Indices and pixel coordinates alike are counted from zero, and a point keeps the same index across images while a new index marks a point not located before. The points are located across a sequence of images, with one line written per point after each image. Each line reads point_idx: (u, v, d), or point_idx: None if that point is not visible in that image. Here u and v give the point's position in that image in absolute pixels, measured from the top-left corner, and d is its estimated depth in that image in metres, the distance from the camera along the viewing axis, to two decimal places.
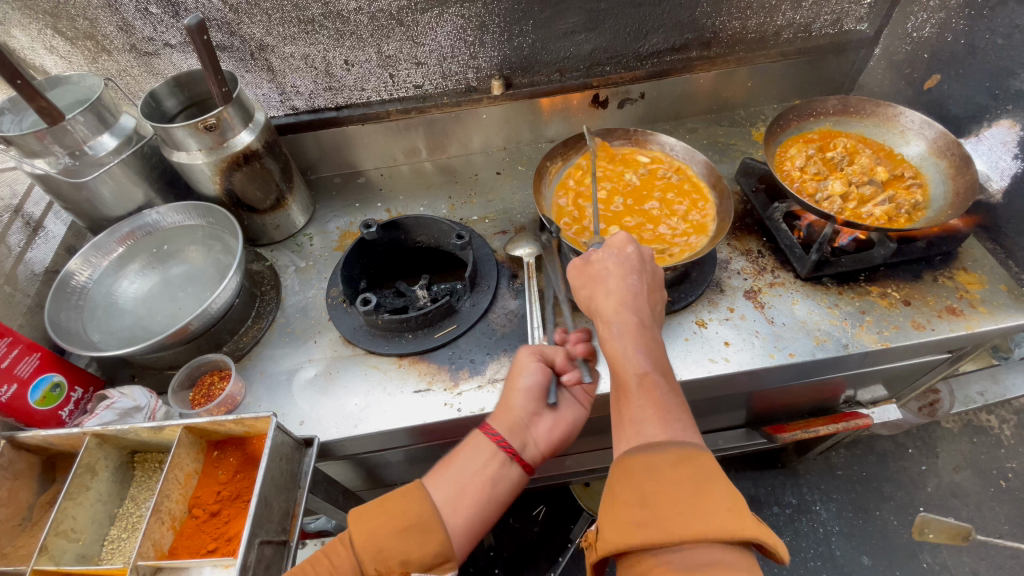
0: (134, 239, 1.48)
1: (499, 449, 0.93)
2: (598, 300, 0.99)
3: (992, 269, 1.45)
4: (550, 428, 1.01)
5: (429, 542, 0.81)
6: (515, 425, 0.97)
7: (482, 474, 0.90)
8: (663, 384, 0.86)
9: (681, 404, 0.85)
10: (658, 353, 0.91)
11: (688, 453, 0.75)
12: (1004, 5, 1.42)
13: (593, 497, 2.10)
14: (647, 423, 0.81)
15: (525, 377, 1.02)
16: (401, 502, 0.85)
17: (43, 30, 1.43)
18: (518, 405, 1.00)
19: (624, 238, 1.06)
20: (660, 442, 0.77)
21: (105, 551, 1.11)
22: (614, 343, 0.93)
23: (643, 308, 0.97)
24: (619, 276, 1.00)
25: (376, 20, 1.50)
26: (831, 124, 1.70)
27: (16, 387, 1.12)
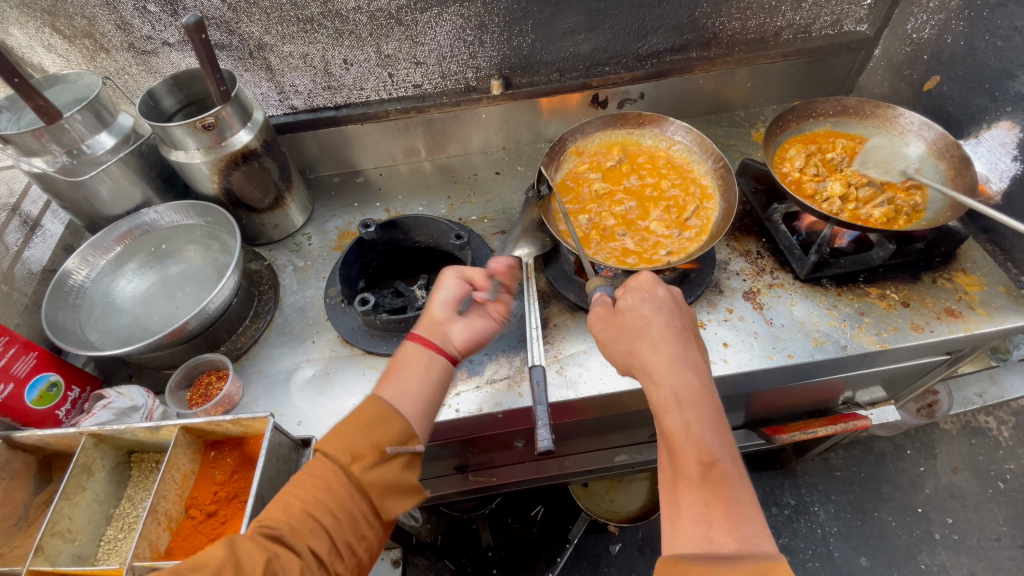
0: (131, 239, 1.47)
1: (424, 347, 1.04)
2: (644, 356, 0.92)
3: (991, 271, 1.45)
4: (466, 329, 1.10)
5: (392, 429, 0.90)
6: (436, 328, 1.08)
7: (421, 371, 1.01)
8: (730, 472, 0.77)
9: (750, 499, 0.75)
10: (721, 427, 0.83)
11: (764, 569, 0.65)
12: (1004, 6, 1.41)
13: (592, 497, 2.08)
14: (711, 523, 0.72)
15: (442, 292, 1.11)
16: (357, 410, 0.92)
17: (41, 28, 1.43)
18: (436, 313, 1.10)
19: (653, 279, 1.03)
20: (731, 553, 0.68)
21: (101, 551, 1.11)
22: (670, 414, 0.84)
23: (698, 369, 0.89)
24: (662, 324, 0.94)
25: (375, 19, 1.50)
26: (830, 125, 1.70)
27: (12, 386, 1.12)
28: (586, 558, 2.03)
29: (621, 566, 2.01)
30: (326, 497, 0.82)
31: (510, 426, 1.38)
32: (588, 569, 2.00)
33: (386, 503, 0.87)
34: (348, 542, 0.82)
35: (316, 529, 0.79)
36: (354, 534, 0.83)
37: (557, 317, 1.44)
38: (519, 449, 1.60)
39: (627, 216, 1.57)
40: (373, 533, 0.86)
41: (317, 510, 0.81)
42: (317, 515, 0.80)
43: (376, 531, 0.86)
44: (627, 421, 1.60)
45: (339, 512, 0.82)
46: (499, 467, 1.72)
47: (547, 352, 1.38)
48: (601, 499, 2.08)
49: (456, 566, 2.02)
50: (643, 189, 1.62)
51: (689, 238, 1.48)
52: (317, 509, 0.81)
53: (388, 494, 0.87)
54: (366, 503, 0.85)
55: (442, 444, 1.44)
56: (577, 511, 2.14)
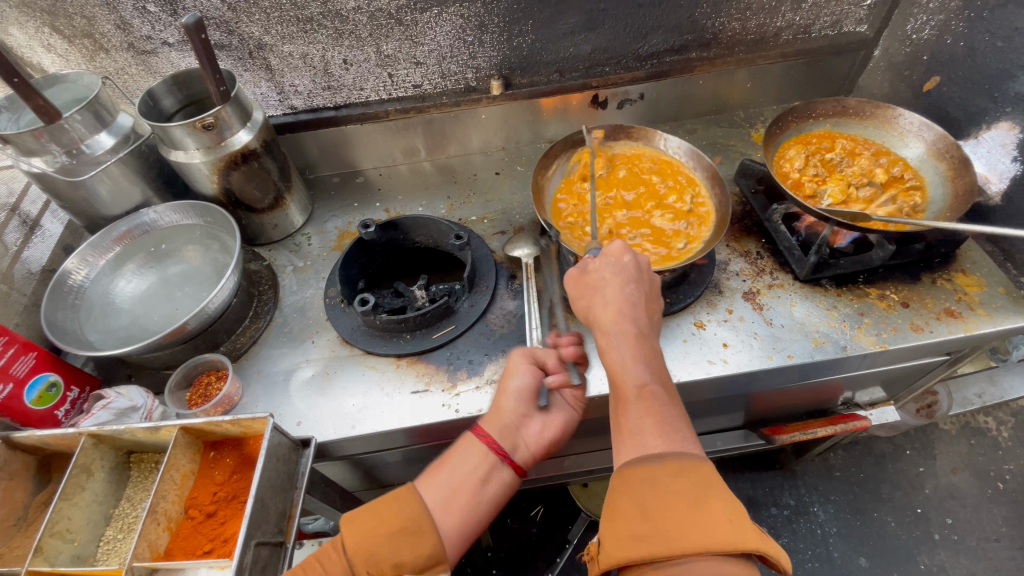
0: (131, 239, 1.47)
1: (488, 450, 0.99)
2: (598, 311, 1.00)
3: (991, 271, 1.45)
4: (540, 429, 1.07)
5: (420, 549, 0.86)
6: (505, 427, 1.03)
7: (469, 476, 0.96)
8: (661, 395, 0.89)
9: (679, 414, 0.88)
10: (655, 362, 0.94)
11: (688, 465, 0.77)
12: (1004, 7, 1.42)
13: (592, 497, 2.11)
14: (646, 432, 0.84)
15: (515, 379, 1.08)
16: (394, 497, 0.91)
17: (40, 28, 1.43)
18: (509, 406, 1.06)
19: (621, 246, 1.06)
20: (659, 453, 0.80)
21: (100, 552, 1.10)
22: (613, 353, 0.95)
23: (640, 317, 0.98)
24: (618, 284, 1.00)
25: (375, 19, 1.49)
26: (830, 125, 1.70)
27: (12, 386, 1.11)
28: (586, 559, 2.02)
29: None
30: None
31: None
32: (588, 569, 2.00)
33: None
34: None
35: None
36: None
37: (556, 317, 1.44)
38: None
39: (629, 216, 1.57)
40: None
41: None
42: None
43: None
44: None
45: None
46: None
47: None
48: (601, 500, 2.10)
49: (455, 566, 2.02)
50: (638, 185, 1.63)
51: (697, 225, 1.51)
52: None
53: None
54: None
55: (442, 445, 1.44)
56: (577, 511, 2.14)
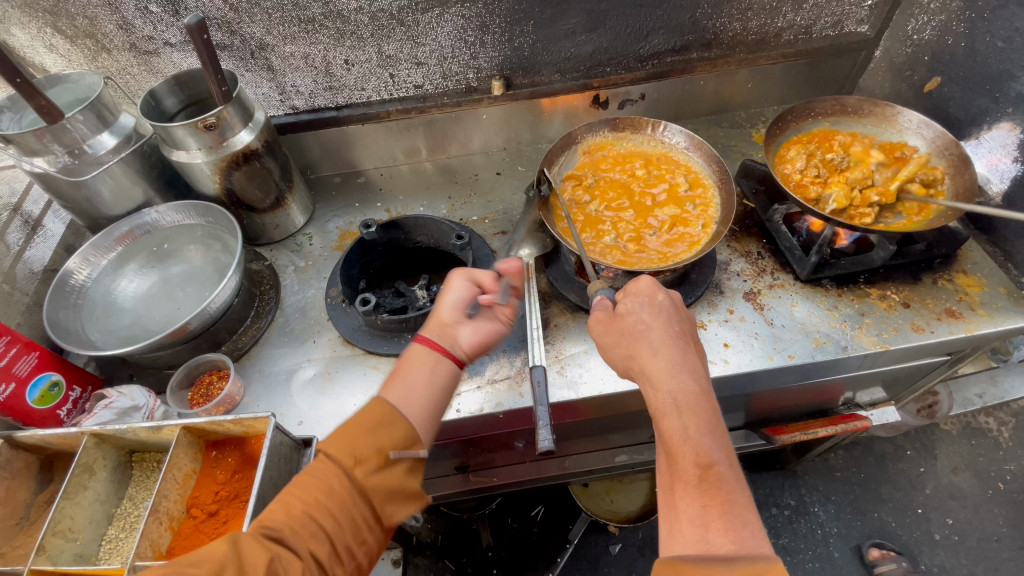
0: (133, 238, 1.47)
1: (431, 351, 1.02)
2: (643, 360, 0.94)
3: (992, 272, 1.45)
4: (475, 333, 1.07)
5: (396, 432, 0.87)
6: (444, 330, 1.05)
7: (426, 377, 0.98)
8: (727, 476, 0.79)
9: (748, 505, 0.77)
10: (719, 432, 0.84)
11: (758, 569, 0.67)
12: (1004, 8, 1.42)
13: (592, 497, 2.09)
14: (708, 527, 0.74)
15: (451, 293, 1.09)
16: (361, 412, 0.88)
17: (43, 28, 1.43)
18: (444, 315, 1.07)
19: (652, 284, 1.04)
20: (725, 554, 0.70)
21: (102, 551, 1.11)
22: (668, 414, 0.87)
23: (697, 373, 0.92)
24: (662, 328, 0.96)
25: (376, 20, 1.50)
26: (829, 124, 1.70)
27: (14, 386, 1.12)
28: (586, 559, 2.03)
29: (621, 566, 2.01)
30: (327, 501, 0.79)
31: (511, 427, 1.38)
32: (589, 569, 2.00)
33: (387, 509, 0.84)
34: (348, 544, 0.79)
35: (318, 533, 0.77)
36: (356, 539, 0.80)
37: (557, 317, 1.44)
38: (520, 449, 1.60)
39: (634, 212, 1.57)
40: (375, 539, 0.83)
41: (320, 514, 0.78)
42: (319, 519, 0.78)
43: (375, 536, 0.83)
44: (627, 422, 1.60)
45: (340, 513, 0.79)
46: (499, 467, 1.73)
47: (548, 352, 1.38)
48: (601, 500, 2.09)
49: (456, 566, 2.02)
50: (630, 179, 1.63)
51: (701, 205, 1.54)
52: (320, 513, 0.78)
53: (389, 499, 0.84)
54: (366, 506, 0.81)
55: (443, 444, 1.45)
56: (577, 511, 2.14)
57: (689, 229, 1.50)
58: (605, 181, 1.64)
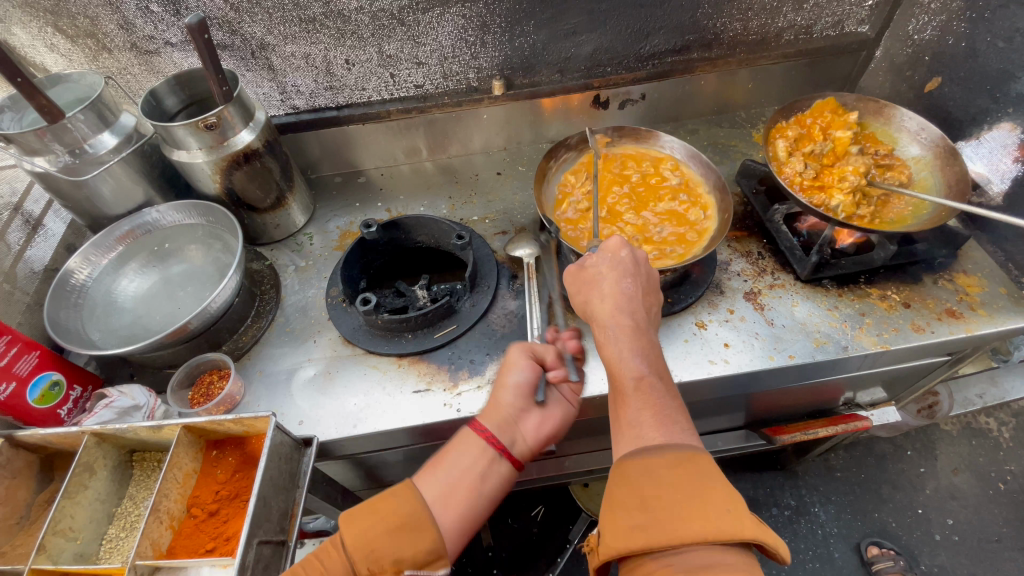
0: (133, 238, 1.47)
1: (487, 445, 0.93)
2: (594, 304, 1.00)
3: (992, 272, 1.45)
4: (539, 424, 1.01)
5: (421, 543, 0.80)
6: (505, 420, 0.97)
7: (472, 473, 0.90)
8: (660, 387, 0.88)
9: (677, 407, 0.87)
10: (654, 355, 0.93)
11: (686, 457, 0.76)
12: (1005, 8, 1.42)
13: (592, 499, 2.10)
14: (644, 425, 0.82)
15: (514, 373, 1.02)
16: (390, 499, 0.84)
17: (43, 28, 1.43)
18: (508, 401, 1.00)
19: (619, 242, 1.06)
20: (657, 445, 0.79)
21: (103, 550, 1.11)
22: (610, 345, 0.95)
23: (638, 311, 0.98)
24: (614, 277, 1.00)
25: (377, 20, 1.50)
26: (816, 107, 1.66)
27: (15, 385, 1.12)
28: (587, 559, 2.02)
29: None
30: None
31: None
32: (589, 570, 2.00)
33: None
34: None
35: None
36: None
37: (558, 317, 1.44)
38: (520, 449, 1.60)
39: (630, 211, 1.58)
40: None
41: None
42: None
43: None
44: None
45: None
46: None
47: None
48: None
49: (456, 566, 2.02)
50: (617, 183, 1.64)
51: (694, 194, 1.59)
52: None
53: None
54: None
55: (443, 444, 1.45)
56: (578, 511, 2.14)
57: (692, 224, 1.52)
58: (597, 183, 1.63)
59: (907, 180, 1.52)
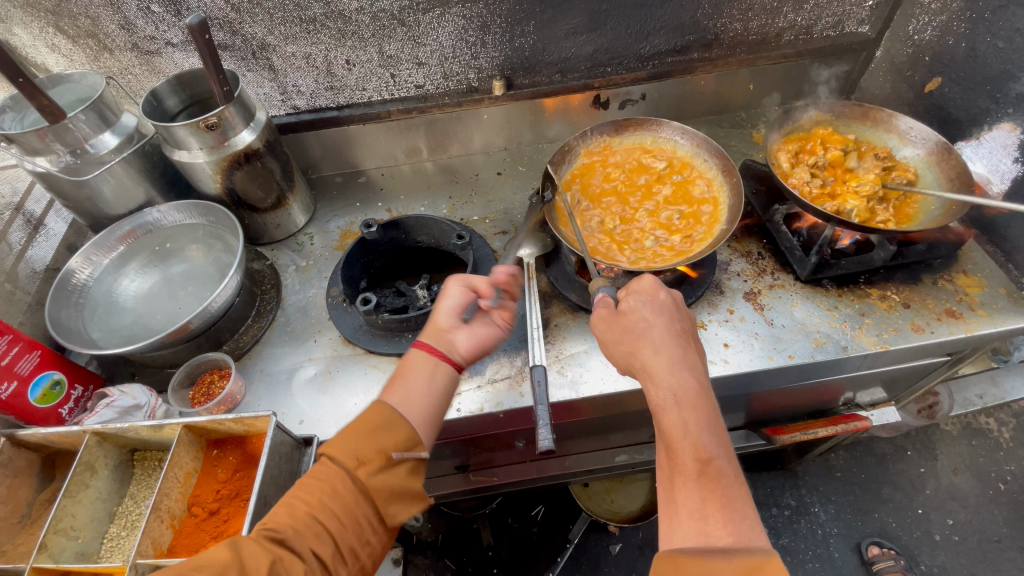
0: (134, 237, 1.48)
1: (429, 355, 1.03)
2: (644, 356, 0.94)
3: (992, 272, 1.45)
4: (472, 338, 1.09)
5: (398, 435, 0.90)
6: (442, 336, 1.06)
7: (424, 385, 1.00)
8: (725, 469, 0.79)
9: (744, 496, 0.77)
10: (718, 427, 0.84)
11: (757, 561, 0.66)
12: (1005, 9, 1.42)
13: (593, 497, 2.09)
14: (708, 522, 0.74)
15: (446, 300, 1.10)
16: (362, 415, 0.92)
17: (45, 28, 1.43)
18: (441, 321, 1.08)
19: (654, 283, 1.03)
20: (725, 548, 0.70)
21: (104, 549, 1.11)
22: (668, 410, 0.86)
23: (696, 369, 0.91)
24: (663, 326, 0.95)
25: (377, 20, 1.50)
26: (808, 130, 1.71)
27: (16, 384, 1.12)
28: (587, 559, 2.03)
29: (622, 566, 2.01)
30: (333, 502, 0.82)
31: (511, 426, 1.38)
32: (589, 570, 2.00)
33: (391, 509, 0.87)
34: (350, 544, 0.81)
35: (322, 533, 0.79)
36: (359, 539, 0.83)
37: (558, 317, 1.45)
38: (520, 449, 1.60)
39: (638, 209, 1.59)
40: (382, 539, 0.86)
41: (322, 516, 0.81)
42: (322, 520, 0.80)
43: (382, 539, 0.86)
44: (627, 422, 1.61)
45: (342, 514, 0.82)
46: (499, 466, 1.73)
47: (548, 352, 1.38)
48: (601, 499, 2.09)
49: (456, 566, 2.03)
50: (615, 184, 1.63)
51: (689, 174, 1.62)
52: (322, 514, 0.81)
53: (394, 499, 0.87)
54: (369, 507, 0.84)
55: (444, 444, 1.45)
56: (578, 511, 2.14)
57: (698, 206, 1.55)
58: (597, 189, 1.62)
59: (914, 179, 1.49)
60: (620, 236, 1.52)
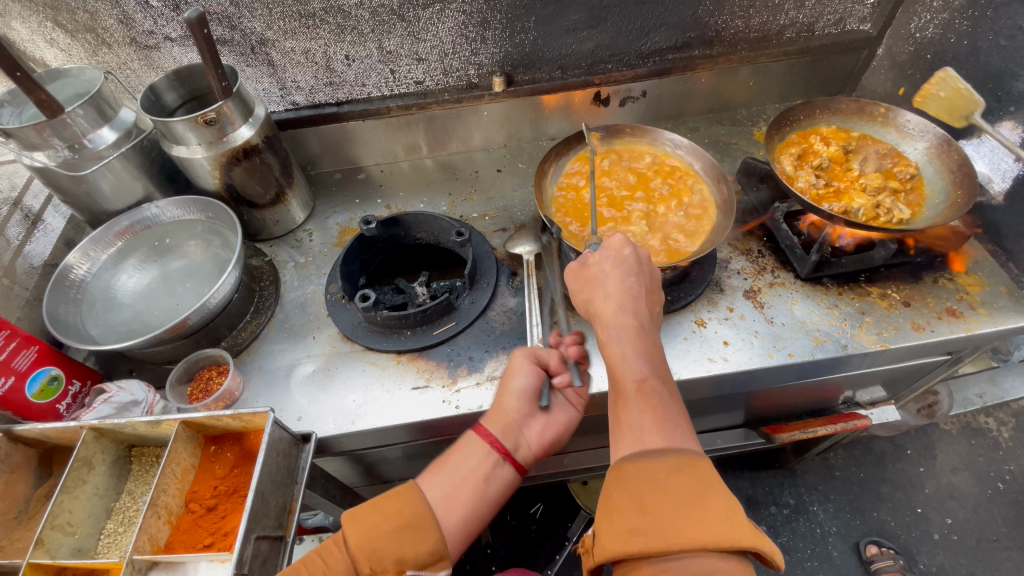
0: (133, 233, 1.47)
1: (491, 446, 0.99)
2: (597, 304, 0.98)
3: (993, 271, 1.45)
4: (542, 430, 1.07)
5: (424, 546, 0.85)
6: (512, 426, 1.03)
7: (478, 472, 0.96)
8: (662, 390, 0.86)
9: (679, 412, 0.85)
10: (655, 357, 0.92)
11: (688, 460, 0.75)
12: (1008, 6, 1.41)
13: (590, 497, 2.13)
14: (645, 427, 0.80)
15: (518, 378, 1.08)
16: (396, 498, 0.90)
17: (43, 22, 1.42)
18: (512, 404, 1.06)
19: (621, 239, 1.04)
20: (659, 449, 0.77)
21: (100, 545, 1.11)
22: (613, 346, 0.92)
23: (640, 310, 0.96)
24: (618, 277, 0.99)
25: (376, 15, 1.49)
26: (804, 130, 1.69)
27: (14, 379, 1.12)
28: None
29: None
30: None
31: None
32: None
33: None
34: None
35: None
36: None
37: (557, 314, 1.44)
38: None
39: (630, 201, 1.59)
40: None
41: None
42: None
43: None
44: None
45: None
46: None
47: None
48: None
49: (454, 563, 2.02)
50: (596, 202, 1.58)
51: (621, 157, 1.69)
52: None
53: None
54: None
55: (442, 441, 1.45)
56: (577, 509, 2.14)
57: (649, 164, 1.66)
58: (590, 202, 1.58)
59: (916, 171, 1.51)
60: (654, 231, 1.51)
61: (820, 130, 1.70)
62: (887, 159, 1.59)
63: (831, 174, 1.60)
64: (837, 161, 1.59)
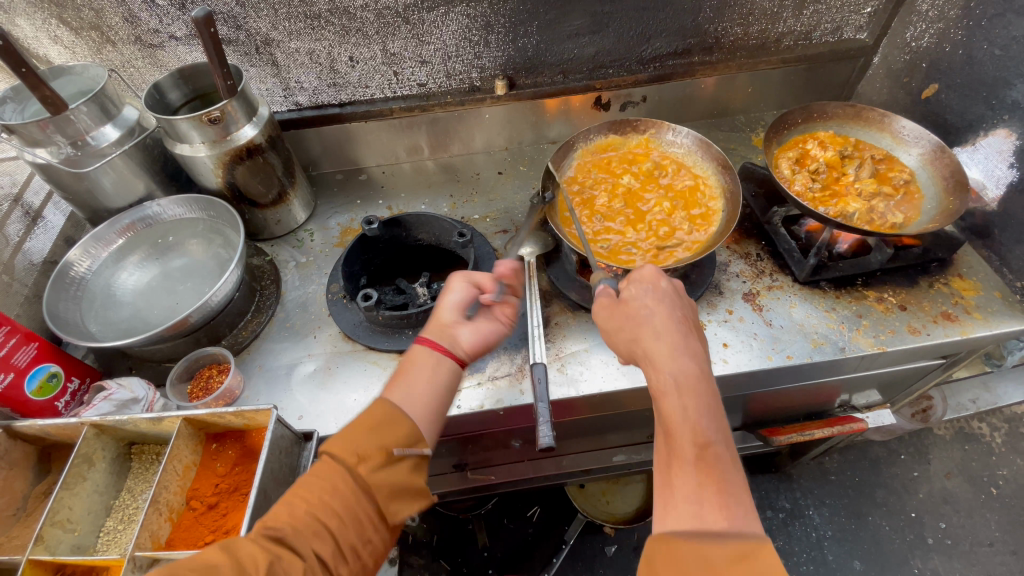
0: (134, 231, 1.47)
1: (431, 350, 1.02)
2: (645, 342, 0.93)
3: (987, 276, 1.47)
4: (474, 333, 1.07)
5: (401, 430, 0.88)
6: (445, 331, 1.05)
7: (428, 376, 0.98)
8: (723, 454, 0.78)
9: (743, 483, 0.75)
10: (717, 414, 0.83)
11: (749, 548, 0.66)
12: (1003, 16, 1.44)
13: (588, 499, 2.09)
14: (704, 502, 0.72)
15: (451, 294, 1.10)
16: (363, 413, 0.89)
17: (47, 20, 1.43)
18: (445, 316, 1.07)
19: (656, 272, 1.04)
20: (718, 531, 0.69)
21: (100, 543, 1.10)
22: (666, 396, 0.86)
23: (699, 357, 0.90)
24: (665, 314, 0.95)
25: (382, 17, 1.51)
26: (801, 134, 1.71)
27: (13, 375, 1.11)
28: (581, 561, 2.02)
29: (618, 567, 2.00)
30: (333, 500, 0.79)
31: (510, 424, 1.38)
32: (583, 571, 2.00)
33: (394, 508, 0.84)
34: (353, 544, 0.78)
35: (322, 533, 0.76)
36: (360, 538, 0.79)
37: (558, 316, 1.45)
38: (517, 448, 1.60)
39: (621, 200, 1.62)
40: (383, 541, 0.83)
41: (324, 516, 0.78)
42: (324, 519, 0.77)
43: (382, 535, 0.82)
44: (625, 422, 1.61)
45: (344, 513, 0.78)
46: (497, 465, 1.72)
47: (548, 350, 1.38)
48: (596, 500, 2.10)
49: (451, 566, 2.02)
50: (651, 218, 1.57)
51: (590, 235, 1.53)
52: (324, 514, 0.78)
53: (395, 498, 0.84)
54: (370, 504, 0.81)
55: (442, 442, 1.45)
56: (574, 512, 2.13)
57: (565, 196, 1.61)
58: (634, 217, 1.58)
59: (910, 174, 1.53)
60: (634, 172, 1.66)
61: (818, 134, 1.72)
62: (882, 165, 1.61)
63: (827, 178, 1.62)
64: (834, 165, 1.62)
